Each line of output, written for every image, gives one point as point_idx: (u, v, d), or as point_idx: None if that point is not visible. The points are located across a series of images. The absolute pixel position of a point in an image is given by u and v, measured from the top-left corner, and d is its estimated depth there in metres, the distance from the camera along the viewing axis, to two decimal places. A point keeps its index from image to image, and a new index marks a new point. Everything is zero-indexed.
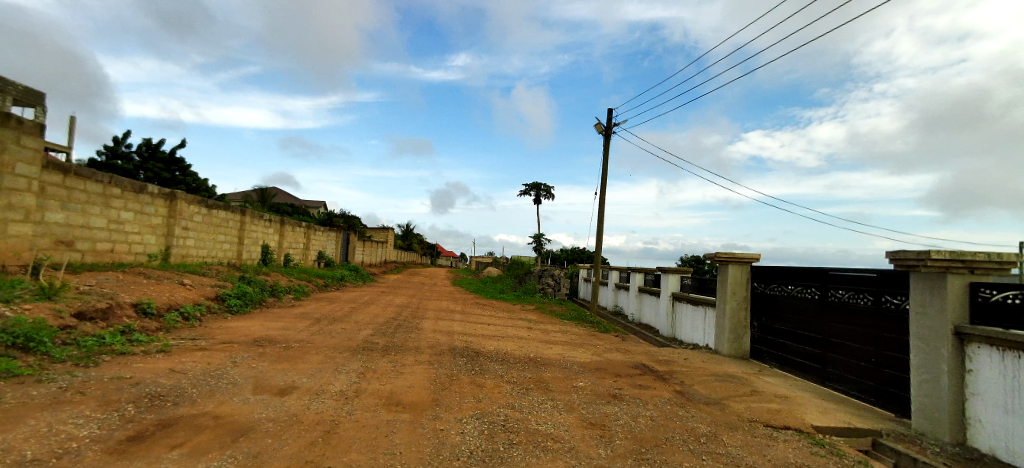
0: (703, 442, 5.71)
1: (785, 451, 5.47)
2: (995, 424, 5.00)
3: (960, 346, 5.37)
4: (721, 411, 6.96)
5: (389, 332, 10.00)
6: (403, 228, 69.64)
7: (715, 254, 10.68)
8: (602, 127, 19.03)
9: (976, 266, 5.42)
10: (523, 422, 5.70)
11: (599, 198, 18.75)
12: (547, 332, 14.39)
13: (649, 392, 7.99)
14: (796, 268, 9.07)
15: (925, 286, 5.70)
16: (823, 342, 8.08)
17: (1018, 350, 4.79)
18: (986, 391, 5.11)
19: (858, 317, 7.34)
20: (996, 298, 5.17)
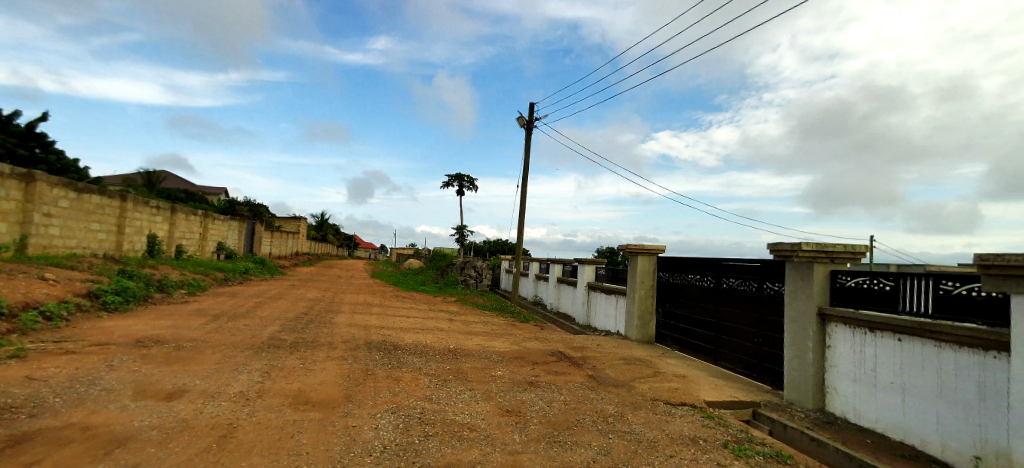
0: (610, 422, 6.07)
1: (681, 425, 5.97)
2: (847, 391, 5.84)
3: (822, 325, 6.19)
4: (628, 392, 7.43)
5: (298, 327, 9.47)
6: (317, 218, 65.98)
7: (626, 245, 11.31)
8: (524, 120, 19.26)
9: (836, 256, 6.22)
10: (439, 414, 5.68)
11: (520, 191, 19.01)
12: (467, 323, 14.43)
13: (563, 378, 8.31)
14: (695, 258, 9.84)
15: (796, 274, 6.49)
16: (716, 325, 8.89)
17: (864, 327, 5.61)
18: (840, 363, 5.94)
19: (744, 302, 8.16)
20: (850, 283, 5.99)
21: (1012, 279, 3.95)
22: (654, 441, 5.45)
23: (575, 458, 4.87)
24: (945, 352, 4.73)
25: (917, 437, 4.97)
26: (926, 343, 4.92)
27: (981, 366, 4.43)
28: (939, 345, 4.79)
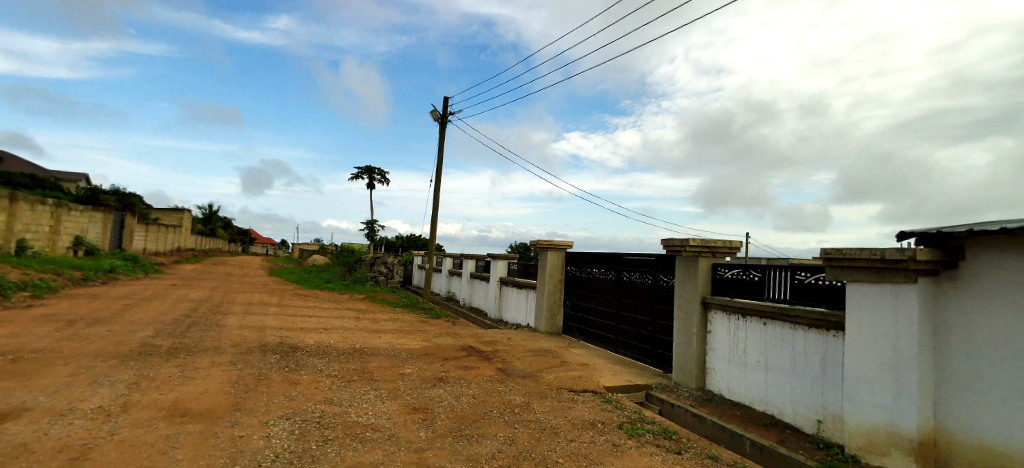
0: (516, 412, 6.21)
1: (582, 410, 6.28)
2: (723, 370, 6.50)
3: (705, 313, 6.83)
4: (534, 382, 7.65)
5: (178, 331, 8.53)
6: (206, 211, 59.87)
7: (536, 241, 11.61)
8: (437, 114, 18.94)
9: (717, 250, 6.88)
10: (340, 416, 5.43)
11: (433, 185, 18.69)
12: (375, 321, 13.95)
13: (473, 372, 8.34)
14: (599, 253, 10.36)
15: (685, 267, 7.10)
16: (616, 315, 9.44)
17: (738, 313, 6.30)
18: (718, 345, 6.61)
19: (641, 293, 8.75)
20: (728, 274, 6.67)
21: (848, 270, 4.65)
22: (557, 428, 5.66)
23: (480, 451, 4.91)
24: (798, 333, 5.45)
25: (775, 407, 5.69)
26: (784, 325, 5.62)
27: (823, 343, 5.16)
28: (794, 326, 5.50)
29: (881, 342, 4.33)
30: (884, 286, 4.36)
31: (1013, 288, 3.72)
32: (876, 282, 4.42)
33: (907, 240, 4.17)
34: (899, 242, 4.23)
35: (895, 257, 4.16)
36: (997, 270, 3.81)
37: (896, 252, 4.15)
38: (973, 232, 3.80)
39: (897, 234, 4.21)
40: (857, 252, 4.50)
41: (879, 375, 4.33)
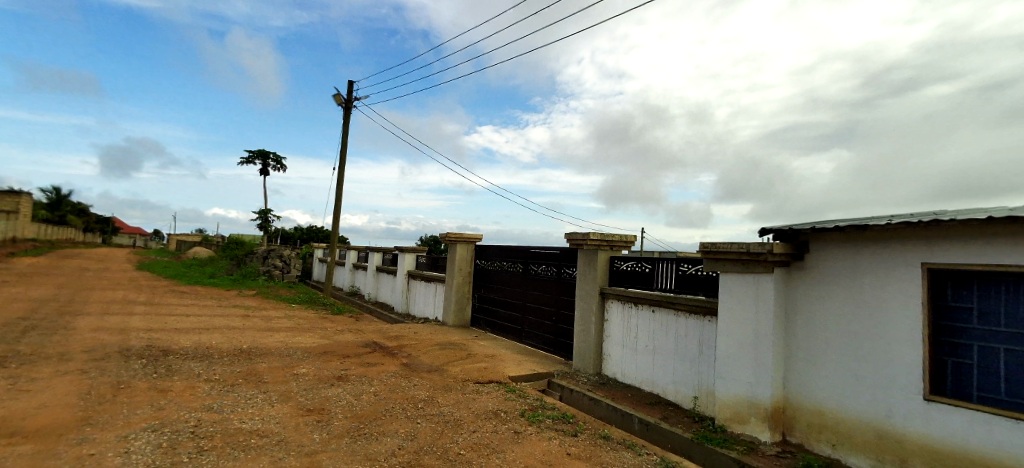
0: (420, 407, 6.10)
1: (486, 401, 6.33)
2: (617, 356, 6.93)
3: (603, 303, 7.22)
4: (439, 376, 7.57)
5: (13, 337, 7.21)
6: (56, 195, 51.21)
7: (445, 234, 11.47)
8: (340, 99, 17.90)
9: (615, 244, 7.28)
10: (220, 424, 4.94)
11: (336, 174, 17.65)
12: (268, 318, 12.92)
13: (376, 368, 8.04)
14: (507, 246, 10.49)
15: (585, 260, 7.44)
16: (522, 307, 9.63)
17: (631, 302, 6.73)
18: (613, 332, 7.02)
19: (546, 285, 9.00)
20: (623, 266, 7.10)
21: (721, 261, 5.16)
22: (460, 420, 5.65)
23: (379, 449, 4.74)
24: (681, 318, 5.96)
25: (660, 387, 6.18)
26: (670, 312, 6.12)
27: (701, 327, 5.69)
28: (677, 313, 6.00)
29: (746, 326, 4.88)
30: (749, 276, 4.90)
31: (844, 276, 4.37)
32: (743, 272, 4.94)
33: (767, 236, 4.72)
34: (761, 237, 4.77)
35: (758, 250, 4.70)
36: (833, 261, 4.45)
37: (759, 245, 4.69)
38: (816, 228, 4.39)
39: (759, 230, 4.76)
40: (729, 245, 5.01)
41: (744, 354, 4.88)
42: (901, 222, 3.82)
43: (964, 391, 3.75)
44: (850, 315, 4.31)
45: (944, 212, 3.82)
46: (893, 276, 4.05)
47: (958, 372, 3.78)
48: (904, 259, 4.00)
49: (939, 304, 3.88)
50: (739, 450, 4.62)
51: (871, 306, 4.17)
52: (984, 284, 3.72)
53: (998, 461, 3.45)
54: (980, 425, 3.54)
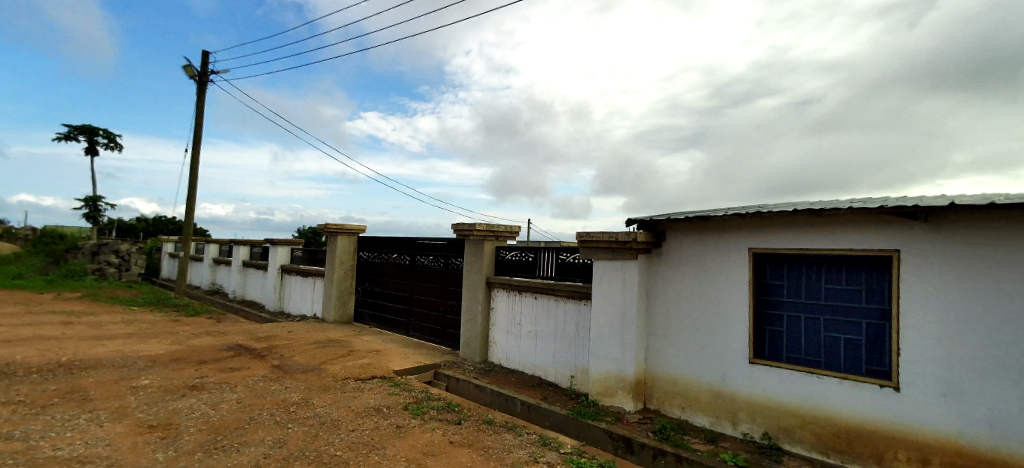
0: (291, 411, 5.63)
1: (367, 397, 6.06)
2: (502, 343, 7.09)
3: (489, 292, 7.32)
4: (316, 375, 7.07)
5: None
6: None
7: (323, 224, 10.70)
8: (193, 71, 15.68)
9: (500, 234, 7.39)
10: (25, 455, 4.06)
11: (190, 158, 15.48)
12: (101, 325, 10.96)
13: (240, 373, 7.25)
14: (391, 237, 10.09)
15: (471, 250, 7.46)
16: (409, 299, 9.37)
17: (515, 290, 6.91)
18: (498, 320, 7.16)
19: (433, 277, 8.83)
20: (508, 256, 7.25)
21: (594, 250, 5.50)
22: (338, 420, 5.33)
23: (239, 462, 4.27)
24: (560, 304, 6.26)
25: (542, 369, 6.46)
26: (550, 298, 6.39)
27: (578, 311, 6.03)
28: (557, 299, 6.30)
29: (614, 308, 5.30)
30: (617, 262, 5.31)
31: (693, 261, 4.93)
32: (614, 258, 5.33)
33: (633, 226, 5.15)
34: (627, 227, 5.19)
35: (625, 239, 5.10)
36: (685, 247, 5.00)
37: (626, 235, 5.09)
38: (671, 219, 4.89)
39: (626, 220, 5.16)
40: (601, 235, 5.34)
41: (612, 333, 5.29)
42: (734, 214, 4.41)
43: (777, 354, 4.42)
44: (698, 294, 4.90)
45: (765, 206, 4.44)
46: (730, 260, 4.66)
47: (773, 339, 4.44)
48: (737, 244, 4.63)
49: (761, 282, 4.55)
50: (608, 420, 5.00)
51: (713, 286, 4.78)
52: (790, 264, 4.38)
53: (800, 409, 4.18)
54: (788, 380, 4.25)
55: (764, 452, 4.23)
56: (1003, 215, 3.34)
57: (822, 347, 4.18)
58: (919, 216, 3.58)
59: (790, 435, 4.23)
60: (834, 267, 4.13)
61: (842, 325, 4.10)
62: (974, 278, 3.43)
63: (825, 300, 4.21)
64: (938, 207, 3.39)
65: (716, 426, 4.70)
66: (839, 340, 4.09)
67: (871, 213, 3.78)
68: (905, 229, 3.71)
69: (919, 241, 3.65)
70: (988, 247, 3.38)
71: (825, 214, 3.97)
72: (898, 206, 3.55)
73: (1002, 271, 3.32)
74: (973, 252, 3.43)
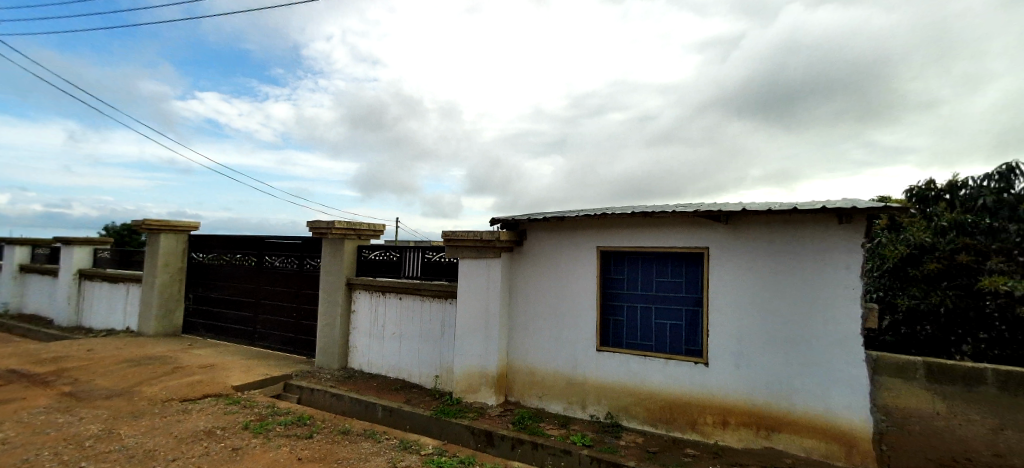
0: (88, 446, 4.61)
1: (195, 420, 5.24)
2: (363, 347, 6.73)
3: (349, 294, 6.87)
4: (127, 400, 5.91)
5: None
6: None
7: (141, 220, 9.01)
8: None
9: (361, 232, 6.99)
10: None
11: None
12: None
13: (11, 406, 5.73)
14: (231, 235, 8.89)
15: (329, 250, 6.93)
16: (254, 304, 8.33)
17: (378, 291, 6.59)
18: (360, 323, 6.78)
19: (284, 279, 7.92)
20: (370, 255, 6.89)
21: (459, 248, 5.49)
22: (154, 450, 4.51)
23: None
24: (425, 303, 6.14)
25: (405, 371, 6.27)
26: (415, 298, 6.23)
27: (443, 310, 5.98)
28: (422, 298, 6.16)
29: (477, 304, 5.37)
30: (481, 261, 5.39)
31: (550, 258, 5.24)
32: (478, 256, 5.39)
33: (496, 225, 5.27)
34: (491, 226, 5.29)
35: (489, 238, 5.19)
36: (543, 245, 5.29)
37: (490, 233, 5.19)
38: (530, 219, 5.11)
39: (490, 220, 5.26)
40: (466, 233, 5.35)
41: (475, 329, 5.37)
42: (585, 215, 4.79)
43: (618, 340, 4.89)
44: (554, 290, 5.21)
45: (611, 208, 4.89)
46: (581, 257, 5.05)
47: (616, 327, 4.91)
48: (587, 242, 5.04)
49: (606, 276, 4.99)
50: (470, 416, 5.06)
51: (567, 281, 5.13)
52: (630, 260, 4.88)
53: (637, 387, 4.70)
54: (628, 363, 4.75)
55: (607, 430, 4.67)
56: (779, 218, 4.14)
57: (653, 332, 4.73)
58: (724, 219, 4.27)
59: (628, 412, 4.74)
60: (664, 262, 4.71)
61: (669, 313, 4.67)
62: (761, 269, 4.20)
63: (656, 291, 4.77)
64: (737, 212, 4.09)
65: (568, 411, 5.06)
66: (666, 325, 4.67)
67: (690, 216, 4.39)
68: (715, 230, 4.40)
69: (724, 240, 4.36)
70: (770, 244, 4.18)
71: (656, 216, 4.51)
72: (710, 211, 4.18)
73: (779, 264, 4.13)
74: (761, 248, 4.21)
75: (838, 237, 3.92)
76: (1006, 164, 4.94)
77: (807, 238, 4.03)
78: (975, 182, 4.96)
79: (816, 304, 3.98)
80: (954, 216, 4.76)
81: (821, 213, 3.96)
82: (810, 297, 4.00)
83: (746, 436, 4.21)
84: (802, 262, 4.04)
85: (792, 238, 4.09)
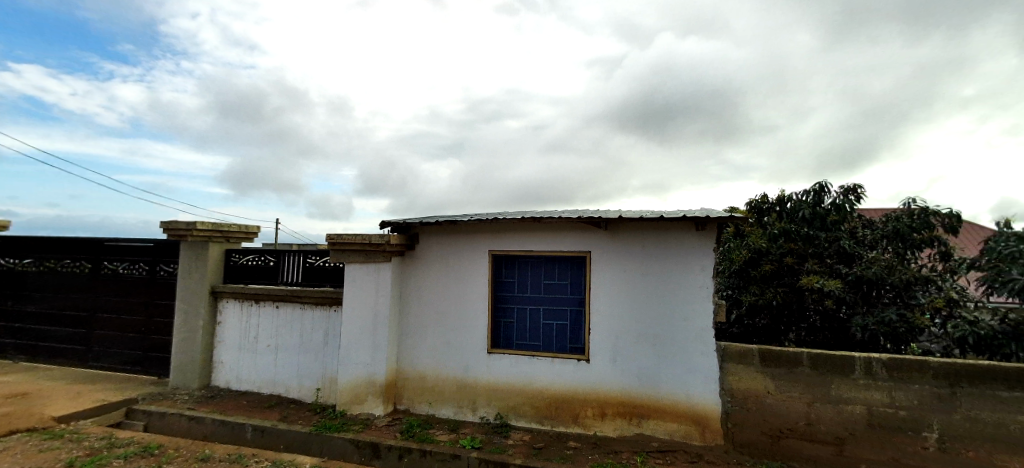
0: None
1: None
2: (230, 362, 6.06)
3: (213, 303, 6.15)
4: None
5: None
6: None
7: None
8: None
9: (231, 235, 6.31)
10: None
11: None
12: None
13: None
14: (58, 236, 7.44)
15: (189, 254, 6.13)
16: (88, 318, 7.06)
17: (250, 299, 5.99)
18: (228, 336, 6.10)
19: (129, 288, 6.83)
20: (242, 260, 6.24)
21: (345, 252, 5.22)
22: None
23: None
24: (306, 311, 5.72)
25: (282, 386, 5.78)
26: (294, 306, 5.77)
27: (326, 318, 5.62)
28: (302, 306, 5.73)
29: (365, 311, 5.16)
30: (370, 265, 5.18)
31: (442, 262, 5.22)
32: (366, 261, 5.17)
33: (386, 228, 5.11)
34: (380, 229, 5.11)
35: (378, 241, 5.01)
36: (435, 249, 5.25)
37: (379, 237, 5.01)
38: (422, 222, 5.04)
39: (379, 222, 5.08)
40: (353, 236, 5.11)
41: (362, 337, 5.14)
42: (477, 219, 4.85)
43: (508, 342, 5.02)
44: (446, 294, 5.20)
45: (502, 213, 5.02)
46: (473, 261, 5.11)
47: (506, 330, 5.04)
48: (479, 246, 5.11)
49: (497, 280, 5.11)
50: (354, 429, 4.81)
51: (459, 285, 5.15)
52: (520, 264, 5.05)
53: (525, 387, 4.87)
54: (517, 364, 4.90)
55: (496, 430, 4.77)
56: (650, 225, 4.59)
57: (541, 333, 4.94)
58: (604, 225, 4.62)
59: (516, 411, 4.89)
60: (551, 265, 4.96)
61: (555, 313, 4.92)
62: (635, 271, 4.62)
63: (544, 293, 4.99)
64: (615, 218, 4.46)
65: (458, 415, 5.06)
66: (553, 326, 4.91)
67: (574, 222, 4.68)
68: (596, 235, 4.74)
69: (605, 245, 4.72)
70: (643, 248, 4.61)
71: (544, 222, 4.73)
72: (591, 217, 4.50)
73: (650, 266, 4.58)
74: (635, 253, 4.63)
75: (697, 242, 4.46)
76: (819, 182, 5.71)
77: (672, 243, 4.53)
78: (798, 197, 5.79)
79: (679, 302, 4.48)
80: (783, 225, 5.61)
81: (683, 221, 4.47)
82: (675, 296, 4.50)
83: (621, 425, 4.59)
84: (668, 264, 4.53)
85: (661, 244, 4.56)
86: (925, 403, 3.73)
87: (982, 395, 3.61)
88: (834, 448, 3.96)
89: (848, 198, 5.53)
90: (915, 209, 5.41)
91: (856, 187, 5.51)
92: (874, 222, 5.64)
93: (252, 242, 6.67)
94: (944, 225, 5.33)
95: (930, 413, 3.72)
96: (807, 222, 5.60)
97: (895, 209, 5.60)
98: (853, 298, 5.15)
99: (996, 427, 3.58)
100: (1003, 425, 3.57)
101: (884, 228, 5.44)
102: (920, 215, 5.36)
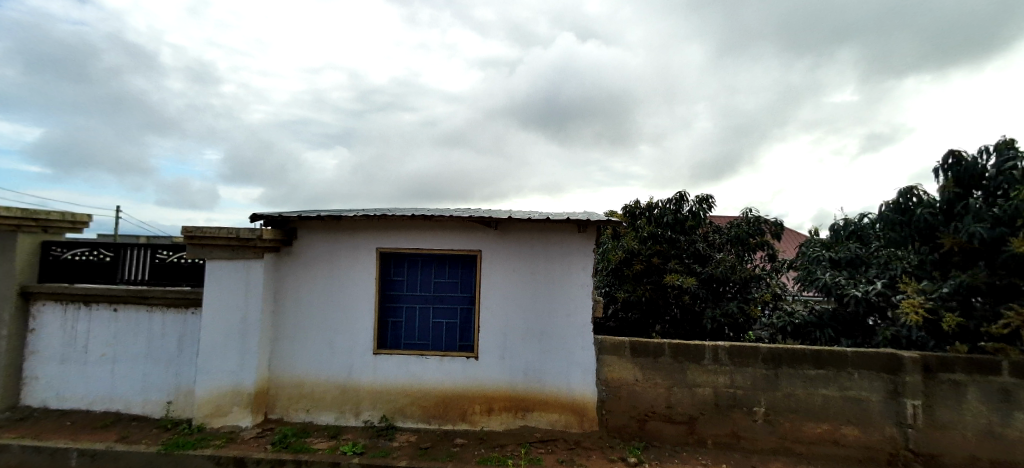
0: None
1: None
2: (48, 377, 5.04)
3: (25, 306, 5.05)
4: None
5: None
6: None
7: None
8: None
9: (51, 225, 5.19)
10: None
11: None
12: None
13: None
14: None
15: None
16: None
17: (77, 301, 5.02)
18: (46, 346, 5.07)
19: None
20: (65, 255, 5.20)
21: (207, 248, 4.64)
22: None
23: None
24: (155, 314, 4.96)
25: (121, 401, 4.96)
26: (139, 309, 4.97)
27: (180, 322, 4.93)
28: (150, 308, 4.97)
29: (232, 313, 4.65)
30: (236, 262, 4.67)
31: (324, 259, 4.90)
32: (233, 257, 4.66)
33: (258, 221, 4.64)
34: (252, 223, 4.64)
35: (248, 236, 4.53)
36: (316, 245, 4.91)
37: (249, 232, 4.53)
38: (302, 217, 4.67)
39: (251, 215, 4.61)
40: (217, 231, 4.56)
41: (229, 342, 4.63)
42: (363, 215, 4.64)
43: (396, 341, 4.89)
44: (326, 294, 4.89)
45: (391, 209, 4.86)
46: (359, 258, 4.88)
47: (394, 330, 4.90)
48: (365, 244, 4.89)
49: (385, 278, 4.94)
50: (216, 445, 4.30)
51: (342, 284, 4.88)
52: (409, 261, 4.94)
53: (411, 387, 4.78)
54: (404, 364, 4.79)
55: (381, 434, 4.62)
56: (537, 226, 4.78)
57: (429, 332, 4.88)
58: (494, 225, 4.72)
59: (403, 413, 4.78)
60: (441, 263, 4.92)
61: (445, 312, 4.90)
62: (523, 270, 4.79)
63: (432, 291, 4.94)
64: (505, 219, 4.57)
65: (339, 420, 4.81)
66: (441, 324, 4.88)
67: (465, 221, 4.69)
68: (487, 234, 4.82)
69: (494, 244, 4.82)
70: (531, 249, 4.80)
71: (435, 220, 4.67)
72: (482, 217, 4.55)
73: (537, 265, 4.79)
74: (523, 253, 4.80)
75: (580, 243, 4.76)
76: (679, 192, 6.31)
77: (557, 244, 4.78)
78: (663, 204, 6.37)
79: (563, 299, 4.75)
80: (651, 229, 6.16)
81: (566, 224, 4.72)
82: (558, 293, 4.76)
83: (507, 418, 4.73)
84: (553, 264, 4.78)
85: (547, 245, 4.79)
86: (755, 384, 4.42)
87: (796, 375, 4.37)
88: (687, 426, 4.51)
89: (701, 207, 6.29)
90: (751, 217, 6.35)
91: (708, 197, 6.30)
92: (721, 227, 6.44)
93: (81, 233, 5.57)
94: (771, 231, 6.32)
95: (759, 392, 4.41)
96: (670, 226, 6.20)
97: (738, 217, 6.52)
98: (704, 293, 5.94)
99: (805, 400, 4.36)
100: (810, 398, 4.35)
101: (729, 233, 6.30)
102: (754, 223, 6.29)
